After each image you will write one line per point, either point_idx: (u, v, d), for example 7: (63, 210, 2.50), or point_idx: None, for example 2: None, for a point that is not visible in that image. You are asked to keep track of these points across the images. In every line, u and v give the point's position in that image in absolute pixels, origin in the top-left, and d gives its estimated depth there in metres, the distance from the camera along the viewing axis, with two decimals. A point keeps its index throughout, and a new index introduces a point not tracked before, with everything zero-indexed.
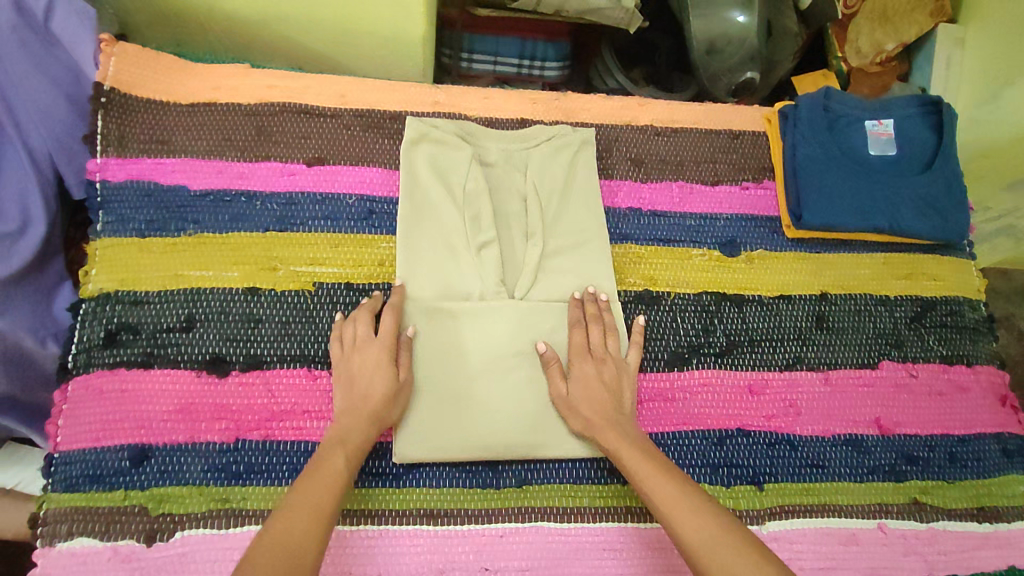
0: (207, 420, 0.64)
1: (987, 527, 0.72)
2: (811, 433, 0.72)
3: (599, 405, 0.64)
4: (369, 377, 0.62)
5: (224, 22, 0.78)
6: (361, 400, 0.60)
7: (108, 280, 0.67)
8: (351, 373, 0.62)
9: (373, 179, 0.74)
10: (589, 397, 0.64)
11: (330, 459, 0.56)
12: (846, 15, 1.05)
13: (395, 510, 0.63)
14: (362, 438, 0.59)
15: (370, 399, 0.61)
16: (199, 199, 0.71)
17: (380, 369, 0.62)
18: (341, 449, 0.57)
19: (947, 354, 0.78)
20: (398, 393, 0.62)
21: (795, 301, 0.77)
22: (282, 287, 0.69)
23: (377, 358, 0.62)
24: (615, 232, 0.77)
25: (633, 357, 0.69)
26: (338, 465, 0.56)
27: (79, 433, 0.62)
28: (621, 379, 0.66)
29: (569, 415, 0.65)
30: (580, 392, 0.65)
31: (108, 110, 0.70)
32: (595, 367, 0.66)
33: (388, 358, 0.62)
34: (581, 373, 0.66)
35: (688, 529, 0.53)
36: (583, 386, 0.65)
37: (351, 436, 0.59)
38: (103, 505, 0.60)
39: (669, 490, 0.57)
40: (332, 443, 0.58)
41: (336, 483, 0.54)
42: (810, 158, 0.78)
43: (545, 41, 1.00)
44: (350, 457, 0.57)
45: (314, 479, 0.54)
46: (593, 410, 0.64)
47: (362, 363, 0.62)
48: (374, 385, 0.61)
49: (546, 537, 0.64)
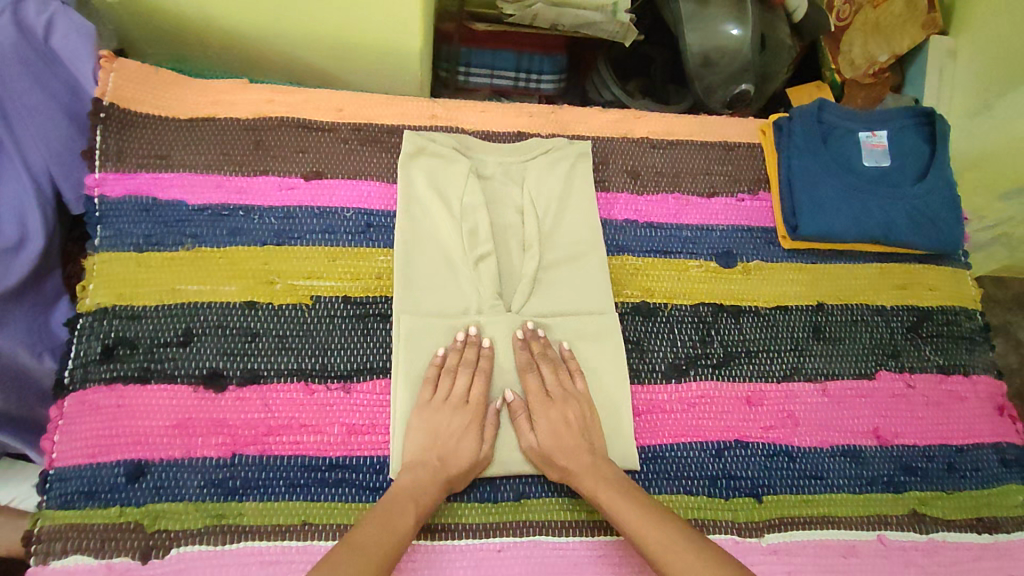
0: (202, 436, 0.63)
1: (986, 537, 0.71)
2: (810, 445, 0.72)
3: (564, 449, 0.63)
4: (454, 443, 0.63)
5: (223, 37, 0.78)
6: (439, 462, 0.62)
7: (104, 295, 0.67)
8: (434, 428, 0.63)
9: (371, 193, 0.74)
10: (559, 445, 0.63)
11: (399, 513, 0.57)
12: (839, 27, 1.06)
13: None
14: (432, 502, 0.60)
15: (450, 466, 0.62)
16: (197, 213, 0.71)
17: (467, 434, 0.63)
18: (412, 505, 0.58)
19: (944, 363, 0.78)
20: (474, 466, 0.63)
21: (791, 312, 0.77)
22: (279, 301, 0.69)
23: (468, 419, 0.64)
24: (611, 244, 0.77)
25: (582, 383, 0.68)
26: (406, 521, 0.56)
27: (74, 450, 0.62)
28: (583, 416, 0.66)
29: (546, 465, 0.64)
30: (550, 441, 0.64)
31: (107, 124, 0.71)
32: (559, 411, 0.65)
33: (472, 425, 0.64)
34: (543, 421, 0.65)
35: (678, 570, 0.53)
36: (551, 433, 0.64)
37: (424, 495, 0.59)
38: (98, 522, 0.60)
39: (653, 534, 0.56)
40: (406, 497, 0.58)
41: (401, 537, 0.55)
42: (805, 171, 0.79)
43: (541, 55, 1.01)
44: (420, 514, 0.58)
45: (382, 528, 0.55)
46: (567, 458, 0.63)
47: (448, 423, 0.64)
48: (456, 448, 0.63)
49: (545, 551, 0.64)
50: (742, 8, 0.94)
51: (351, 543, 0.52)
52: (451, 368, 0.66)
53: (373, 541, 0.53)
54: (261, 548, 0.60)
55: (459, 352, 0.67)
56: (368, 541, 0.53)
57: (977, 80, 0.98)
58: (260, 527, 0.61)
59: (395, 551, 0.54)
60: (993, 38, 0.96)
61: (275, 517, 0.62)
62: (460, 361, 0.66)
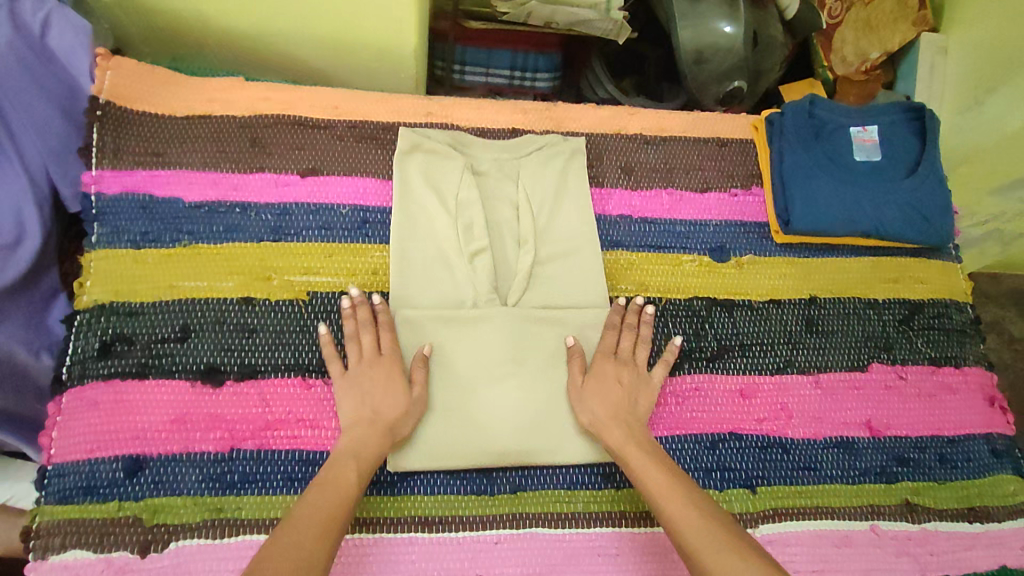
0: (201, 431, 0.64)
1: (979, 527, 0.72)
2: (802, 436, 0.72)
3: (614, 403, 0.66)
4: (380, 395, 0.63)
5: (218, 35, 0.79)
6: (373, 413, 0.62)
7: (102, 292, 0.67)
8: (360, 389, 0.63)
9: (367, 190, 0.75)
10: (604, 393, 0.66)
11: (341, 471, 0.57)
12: (832, 25, 1.09)
13: (390, 517, 0.63)
14: (375, 451, 0.60)
15: (382, 412, 0.62)
16: (193, 210, 0.71)
17: (392, 383, 0.63)
18: (353, 461, 0.59)
19: (936, 356, 0.79)
20: (411, 407, 0.63)
21: (784, 306, 0.78)
22: (276, 297, 0.69)
23: (386, 370, 0.64)
24: (606, 240, 0.78)
25: (659, 372, 0.70)
26: (350, 479, 0.57)
27: (72, 445, 0.62)
28: (637, 384, 0.68)
29: (578, 412, 0.66)
30: (598, 394, 0.66)
31: (103, 123, 0.71)
32: (616, 369, 0.68)
33: (394, 371, 0.64)
34: (601, 375, 0.67)
35: (688, 531, 0.54)
36: (601, 383, 0.67)
37: (366, 449, 0.60)
38: (96, 516, 0.60)
39: (674, 496, 0.57)
40: (346, 457, 0.59)
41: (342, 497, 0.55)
42: (797, 167, 0.79)
43: (536, 53, 1.02)
44: (362, 471, 0.58)
45: (323, 492, 0.55)
46: (605, 409, 0.65)
47: (371, 377, 0.64)
48: (386, 397, 0.63)
49: (541, 543, 0.64)
50: (735, 6, 0.95)
51: (293, 518, 0.52)
52: (352, 334, 0.66)
53: (310, 509, 0.53)
54: (260, 541, 0.61)
55: (353, 315, 0.67)
56: (310, 512, 0.53)
57: (968, 77, 0.99)
58: (258, 521, 0.61)
59: (341, 513, 0.54)
60: (983, 36, 0.97)
61: (273, 510, 0.62)
62: (358, 324, 0.66)
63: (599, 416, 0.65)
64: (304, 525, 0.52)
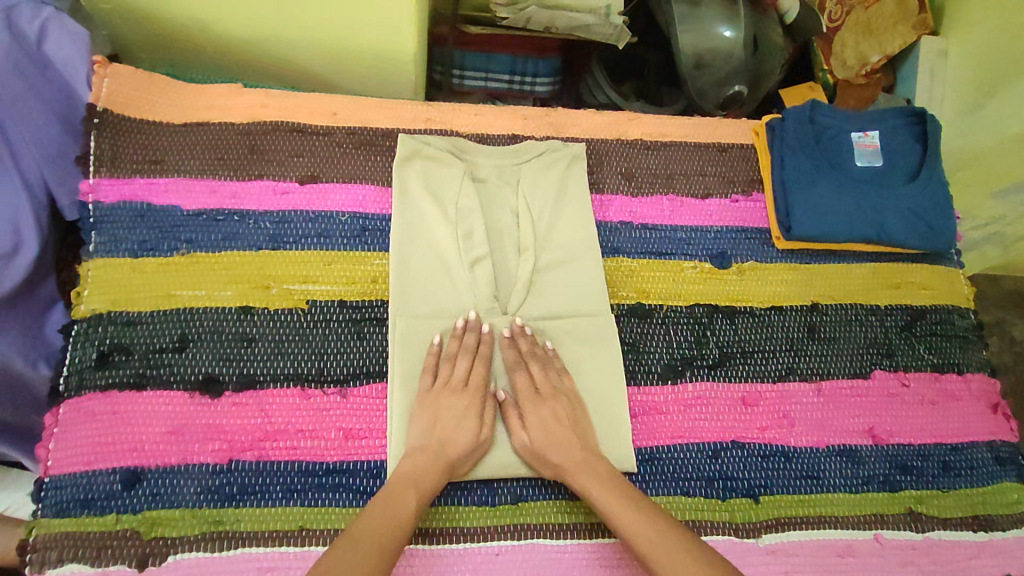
0: (199, 442, 0.63)
1: (983, 536, 0.72)
2: (806, 445, 0.72)
3: (560, 447, 0.64)
4: (454, 426, 0.63)
5: (216, 41, 0.78)
6: (441, 445, 0.62)
7: (99, 301, 0.67)
8: (439, 414, 0.64)
9: (366, 197, 0.74)
10: (551, 441, 0.64)
11: (401, 495, 0.58)
12: (831, 29, 1.08)
13: None
14: (435, 483, 0.60)
15: (450, 449, 0.62)
16: (191, 218, 0.71)
17: (469, 418, 0.64)
18: (414, 490, 0.59)
19: (938, 362, 0.79)
20: (475, 449, 0.64)
21: (786, 312, 0.78)
22: (275, 306, 0.69)
23: (469, 403, 0.65)
24: (607, 246, 0.77)
25: (570, 381, 0.68)
26: (408, 505, 0.57)
27: (69, 457, 0.62)
28: (573, 413, 0.66)
29: (538, 463, 0.65)
30: (552, 444, 0.64)
31: (101, 130, 0.71)
32: (549, 408, 0.66)
33: (473, 408, 0.65)
34: (533, 418, 0.65)
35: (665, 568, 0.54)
36: (542, 429, 0.64)
37: (426, 477, 0.60)
38: (94, 529, 0.60)
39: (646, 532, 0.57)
40: (407, 482, 0.59)
41: (399, 522, 0.56)
42: (798, 172, 0.79)
43: (535, 57, 1.02)
44: (421, 497, 0.59)
45: (383, 513, 0.56)
46: (561, 454, 0.63)
47: (450, 408, 0.64)
48: (457, 432, 0.63)
49: (543, 554, 0.64)
50: (734, 10, 0.95)
51: (355, 537, 0.53)
52: (450, 355, 0.67)
53: (379, 530, 0.54)
54: (259, 554, 0.60)
55: (459, 338, 0.68)
56: (372, 535, 0.54)
57: (968, 79, 0.99)
58: (257, 533, 0.61)
59: (397, 537, 0.55)
60: (982, 38, 0.97)
61: (272, 522, 0.61)
62: (460, 347, 0.67)
63: (566, 461, 0.63)
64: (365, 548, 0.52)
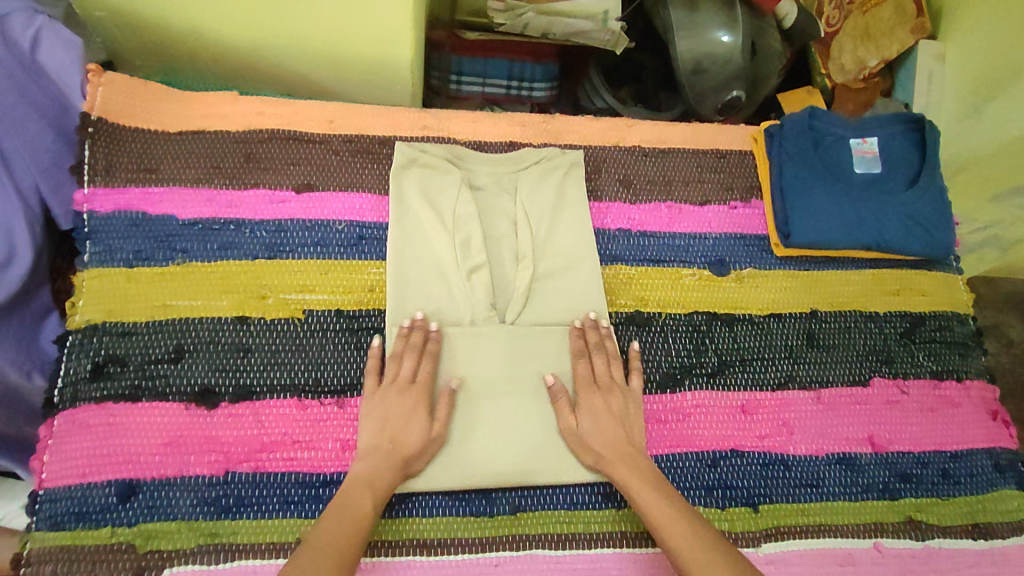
0: (196, 453, 0.63)
1: (983, 544, 0.71)
2: (805, 452, 0.72)
3: (605, 437, 0.64)
4: (402, 424, 0.62)
5: (212, 49, 0.78)
6: (393, 444, 0.61)
7: (94, 312, 0.66)
8: (386, 413, 0.63)
9: (363, 205, 0.74)
10: (600, 429, 0.65)
11: (356, 499, 0.57)
12: (829, 33, 1.07)
13: (388, 540, 0.62)
14: (390, 483, 0.60)
15: (401, 447, 0.61)
16: (187, 228, 0.70)
17: (416, 416, 0.63)
18: (368, 491, 0.58)
19: (937, 369, 0.79)
20: (428, 446, 0.63)
21: (785, 320, 0.77)
22: (272, 315, 0.68)
23: (417, 401, 0.64)
24: (605, 254, 0.77)
25: (635, 383, 0.69)
26: (363, 509, 0.57)
27: (64, 469, 0.61)
28: (628, 409, 0.67)
29: (580, 450, 0.65)
30: (593, 430, 0.65)
31: (95, 140, 0.70)
32: (603, 400, 0.66)
33: (420, 404, 0.64)
34: (588, 404, 0.66)
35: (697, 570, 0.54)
36: (593, 418, 0.65)
37: (380, 479, 0.59)
38: (89, 543, 0.59)
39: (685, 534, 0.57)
40: (361, 484, 0.59)
41: (359, 525, 0.56)
42: (797, 178, 0.79)
43: (533, 62, 1.01)
44: (377, 499, 0.58)
45: (339, 520, 0.55)
46: (603, 444, 0.64)
47: (398, 406, 0.63)
48: (407, 431, 0.62)
49: (542, 564, 0.63)
50: (732, 15, 0.94)
51: (312, 544, 0.53)
52: (396, 354, 0.66)
53: (336, 534, 0.54)
54: (256, 567, 0.59)
55: (406, 337, 0.66)
56: (328, 540, 0.53)
57: (966, 84, 0.98)
58: (254, 545, 0.60)
59: (356, 542, 0.55)
60: (980, 44, 0.97)
61: (269, 534, 0.61)
62: (406, 346, 0.66)
63: (608, 449, 0.64)
64: (317, 552, 0.52)
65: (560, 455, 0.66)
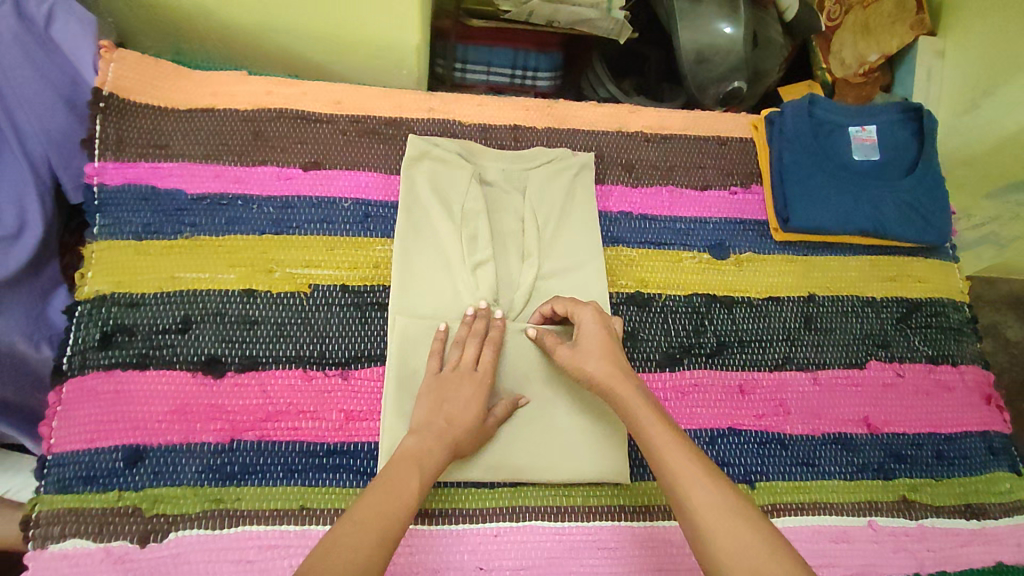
0: (202, 421, 0.64)
1: (975, 523, 0.73)
2: (801, 432, 0.73)
3: (616, 359, 0.60)
4: (459, 406, 0.61)
5: (221, 29, 0.79)
6: (446, 422, 0.59)
7: (104, 283, 0.67)
8: (444, 396, 0.62)
9: (369, 184, 0.75)
10: (597, 345, 0.61)
11: (404, 477, 0.54)
12: (830, 28, 1.09)
13: (430, 510, 0.64)
14: (436, 462, 0.57)
15: (455, 426, 0.60)
16: (196, 202, 0.71)
17: (476, 401, 0.62)
18: (416, 468, 0.55)
19: (933, 354, 0.80)
20: (481, 434, 0.63)
21: (783, 303, 0.78)
22: (278, 289, 0.69)
23: (476, 389, 0.63)
24: (607, 236, 0.78)
25: (588, 313, 0.63)
26: (410, 488, 0.53)
27: (72, 435, 0.62)
28: (611, 325, 0.64)
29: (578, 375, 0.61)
30: (590, 355, 0.60)
31: (106, 114, 0.71)
32: (590, 314, 0.63)
33: (481, 393, 0.63)
34: (585, 323, 0.63)
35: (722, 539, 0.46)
36: (589, 328, 0.62)
37: (427, 456, 0.56)
38: (96, 506, 0.60)
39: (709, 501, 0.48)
40: (408, 460, 0.55)
41: (404, 504, 0.51)
42: (797, 165, 0.80)
43: (537, 52, 1.02)
44: (423, 479, 0.55)
45: (385, 497, 0.51)
46: (601, 360, 0.59)
47: (456, 391, 0.62)
48: (462, 410, 0.61)
49: (541, 536, 0.64)
50: (735, 7, 0.96)
51: (369, 513, 0.49)
52: (460, 341, 0.66)
53: (394, 506, 0.51)
54: (260, 532, 0.61)
55: (470, 324, 0.67)
56: (372, 512, 0.49)
57: (963, 78, 0.99)
58: (259, 512, 0.61)
59: (398, 521, 0.50)
60: (982, 37, 0.97)
61: (274, 501, 0.62)
62: (470, 333, 0.66)
63: (605, 369, 0.59)
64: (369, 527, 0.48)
65: (552, 453, 0.66)
